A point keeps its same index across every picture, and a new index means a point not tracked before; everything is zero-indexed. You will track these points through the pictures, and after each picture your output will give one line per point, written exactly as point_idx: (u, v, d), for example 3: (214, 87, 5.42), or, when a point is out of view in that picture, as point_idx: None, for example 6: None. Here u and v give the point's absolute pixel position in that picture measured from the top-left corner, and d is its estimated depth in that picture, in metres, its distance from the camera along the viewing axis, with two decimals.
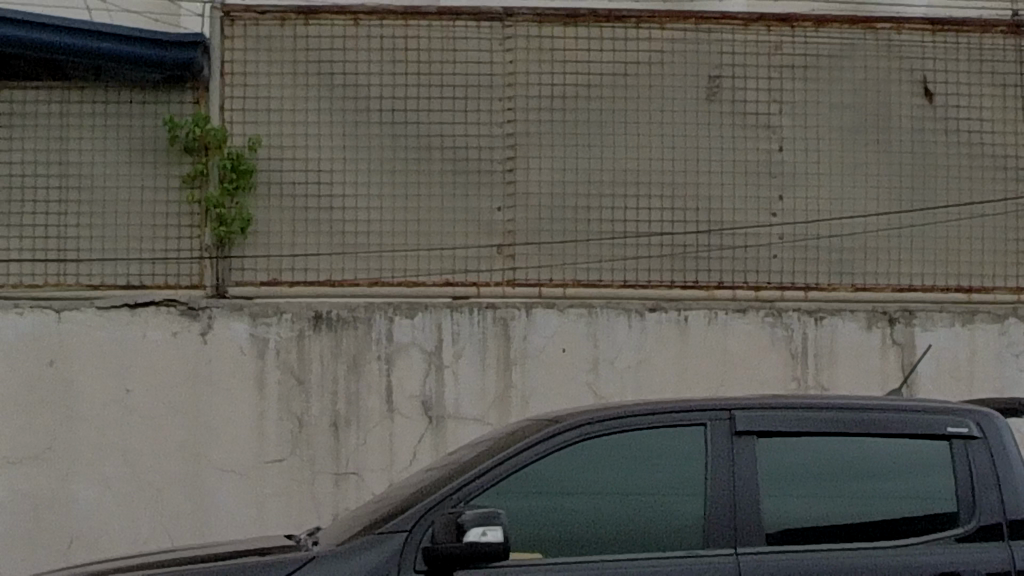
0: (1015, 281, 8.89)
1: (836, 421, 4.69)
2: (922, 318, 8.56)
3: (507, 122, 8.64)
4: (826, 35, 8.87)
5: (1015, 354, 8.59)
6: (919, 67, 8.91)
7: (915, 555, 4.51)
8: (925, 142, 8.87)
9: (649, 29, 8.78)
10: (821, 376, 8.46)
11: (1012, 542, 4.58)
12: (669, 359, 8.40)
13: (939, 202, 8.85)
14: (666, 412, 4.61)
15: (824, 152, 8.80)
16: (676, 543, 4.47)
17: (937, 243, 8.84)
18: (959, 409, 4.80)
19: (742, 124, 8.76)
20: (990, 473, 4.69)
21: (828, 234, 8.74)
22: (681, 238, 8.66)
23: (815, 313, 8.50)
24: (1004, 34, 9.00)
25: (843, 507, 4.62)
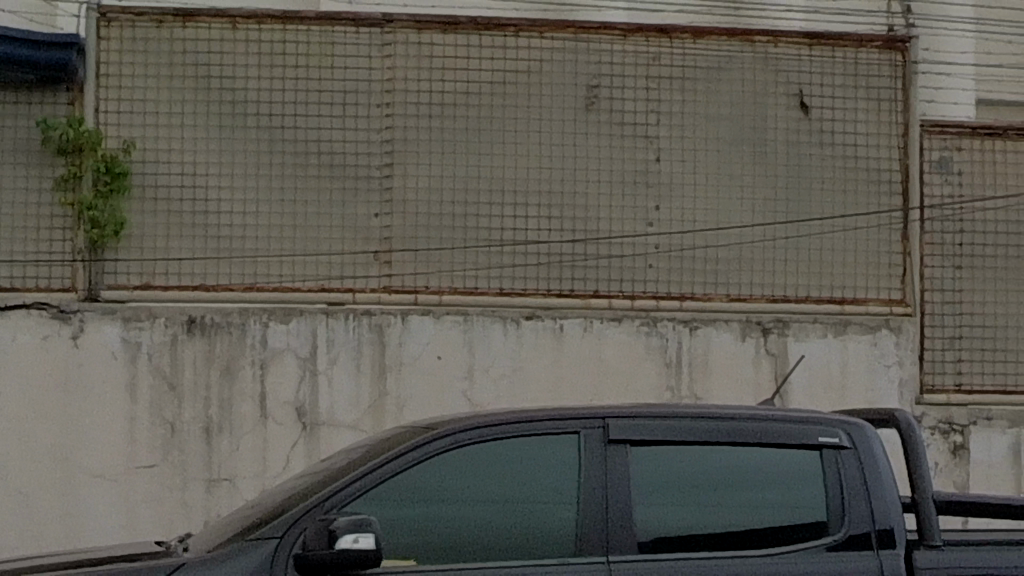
0: (886, 293, 8.95)
1: (707, 431, 4.73)
2: (796, 329, 8.74)
3: (385, 130, 8.62)
4: (703, 47, 8.91)
5: (885, 366, 8.78)
6: (795, 80, 8.96)
7: (779, 564, 4.56)
8: (801, 154, 8.93)
9: (528, 38, 8.76)
10: (695, 387, 8.59)
11: (881, 551, 4.64)
12: (545, 367, 8.48)
13: (813, 213, 8.90)
14: (540, 420, 4.62)
15: (701, 162, 8.84)
16: (549, 551, 4.47)
17: (812, 254, 8.90)
18: (829, 419, 4.86)
19: (619, 134, 8.79)
20: (860, 482, 4.75)
21: (704, 244, 8.79)
22: (557, 247, 8.67)
23: (690, 323, 8.63)
24: (879, 49, 9.06)
25: (713, 517, 4.65)
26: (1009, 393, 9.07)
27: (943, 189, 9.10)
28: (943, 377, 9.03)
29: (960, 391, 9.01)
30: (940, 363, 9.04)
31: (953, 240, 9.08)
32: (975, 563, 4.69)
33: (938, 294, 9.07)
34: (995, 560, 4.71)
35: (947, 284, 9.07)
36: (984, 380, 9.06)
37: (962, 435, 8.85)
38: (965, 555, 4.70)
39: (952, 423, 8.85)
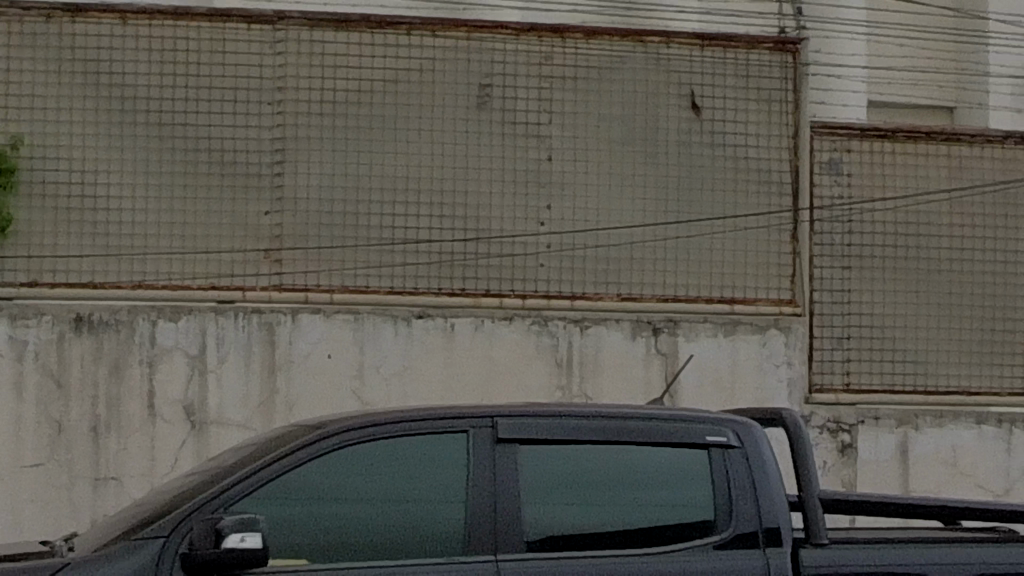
0: (776, 292, 9.01)
1: (596, 430, 4.74)
2: (685, 329, 8.80)
3: (276, 126, 8.58)
4: (595, 47, 8.93)
5: (775, 365, 8.88)
6: (687, 81, 9.00)
7: (665, 564, 4.59)
8: (692, 155, 8.97)
9: (421, 37, 8.73)
10: (585, 386, 8.67)
11: (768, 550, 4.70)
12: (436, 367, 8.53)
13: (704, 214, 8.94)
14: (430, 419, 4.60)
15: (592, 162, 8.86)
16: (436, 551, 4.47)
17: (703, 254, 8.94)
18: (717, 417, 4.89)
19: (512, 133, 8.78)
20: (748, 482, 4.79)
21: (596, 244, 8.81)
22: (448, 245, 8.66)
23: (580, 322, 8.70)
24: (770, 50, 9.13)
25: (601, 516, 4.66)
26: (896, 392, 9.15)
27: (833, 189, 9.16)
28: (831, 376, 9.08)
29: (848, 390, 9.07)
30: (828, 363, 9.09)
31: (842, 242, 9.14)
32: (858, 561, 4.75)
33: (827, 295, 9.12)
34: (878, 558, 4.77)
35: (835, 285, 9.12)
36: (872, 380, 9.13)
37: (850, 434, 8.94)
38: (850, 554, 4.77)
39: (840, 423, 8.94)
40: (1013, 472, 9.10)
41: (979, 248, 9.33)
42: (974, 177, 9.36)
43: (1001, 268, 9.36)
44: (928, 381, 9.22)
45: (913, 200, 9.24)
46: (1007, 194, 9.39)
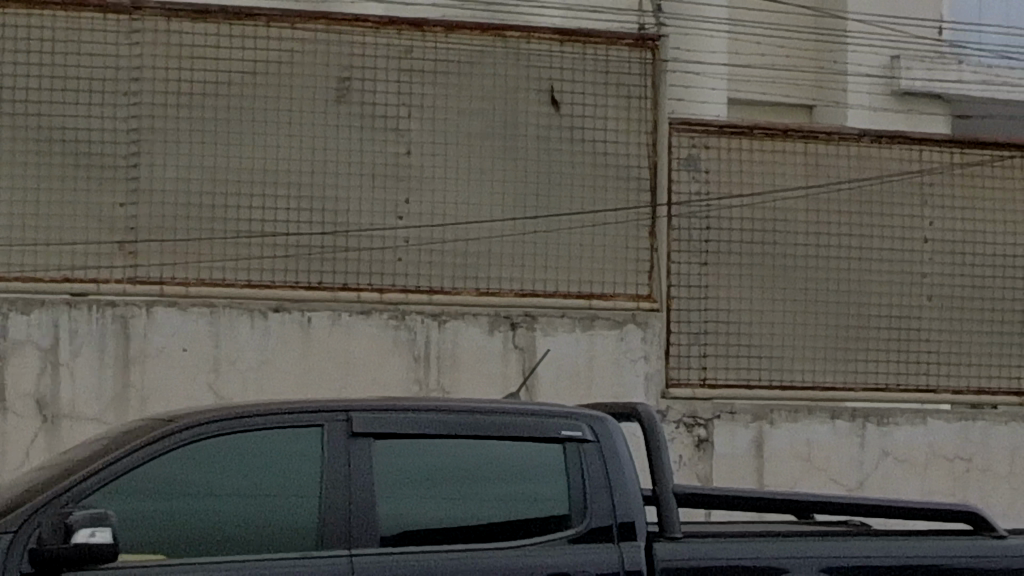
0: (634, 288, 9.07)
1: (452, 424, 4.74)
2: (544, 324, 8.83)
3: (133, 117, 8.50)
4: (456, 41, 8.91)
5: (632, 360, 8.95)
6: (546, 76, 9.01)
7: (520, 557, 4.59)
8: (551, 150, 8.98)
9: (280, 29, 8.67)
10: (443, 380, 8.71)
11: (622, 544, 4.73)
12: (292, 360, 8.51)
13: (563, 209, 8.96)
14: (285, 413, 4.56)
15: (451, 156, 8.85)
16: (290, 545, 4.44)
17: (563, 249, 8.95)
18: (573, 412, 4.92)
19: (371, 126, 8.76)
20: (603, 476, 4.82)
21: (453, 239, 8.80)
22: (306, 239, 8.61)
23: (438, 316, 8.70)
24: (629, 47, 9.17)
25: (457, 510, 4.66)
26: (753, 387, 9.25)
27: (690, 186, 9.20)
28: (688, 371, 9.16)
29: (704, 385, 9.16)
30: (684, 359, 9.15)
31: (700, 238, 9.19)
32: (715, 558, 4.82)
33: (684, 290, 9.18)
34: (731, 555, 4.85)
35: (692, 280, 9.18)
36: (729, 375, 9.22)
37: (706, 428, 9.00)
38: (706, 551, 4.84)
39: (696, 417, 9.00)
40: (865, 465, 9.21)
41: (834, 244, 9.41)
42: (832, 175, 9.43)
43: (856, 263, 9.45)
44: (782, 376, 9.31)
45: (769, 197, 9.30)
46: (862, 191, 9.48)
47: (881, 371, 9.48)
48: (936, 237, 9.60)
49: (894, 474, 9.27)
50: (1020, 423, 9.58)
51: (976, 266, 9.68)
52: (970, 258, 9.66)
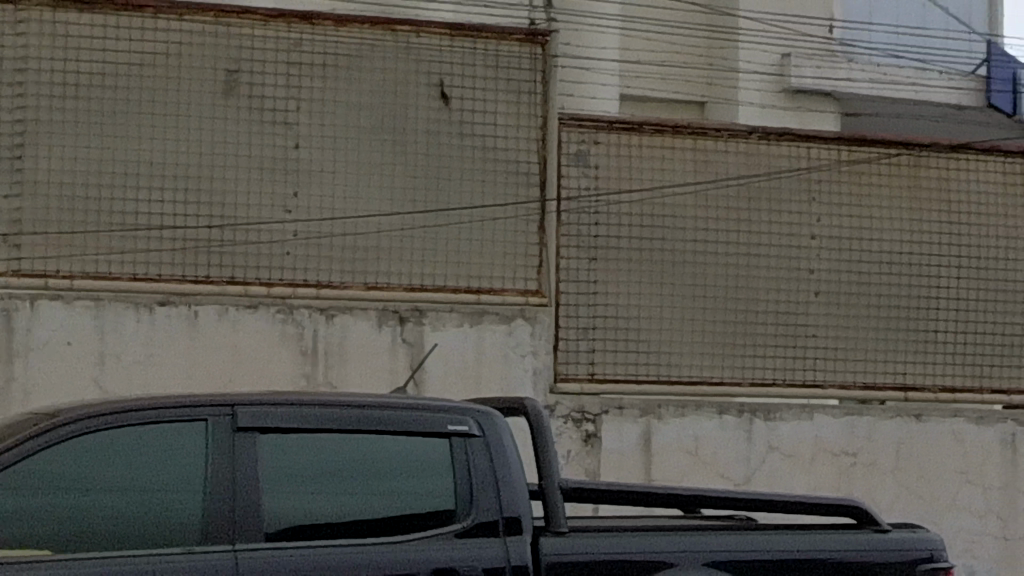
0: (522, 283, 9.09)
1: (339, 418, 4.71)
2: (432, 318, 8.82)
3: (18, 107, 8.41)
4: (345, 35, 8.89)
5: (521, 355, 8.96)
6: (435, 70, 9.01)
7: (406, 553, 4.60)
8: (440, 144, 8.98)
9: (167, 21, 8.62)
10: (330, 374, 8.65)
11: (508, 539, 4.77)
12: (176, 354, 8.43)
13: (453, 203, 8.95)
14: (170, 408, 4.51)
15: (341, 150, 8.82)
16: (173, 540, 4.38)
17: (449, 245, 8.95)
18: (458, 407, 4.94)
19: (259, 120, 8.71)
20: (489, 470, 4.85)
21: (341, 233, 8.77)
22: (192, 233, 8.56)
23: (326, 310, 8.66)
24: (519, 42, 9.18)
25: (343, 506, 4.64)
26: (641, 382, 9.26)
27: (580, 181, 9.23)
28: (577, 366, 9.17)
29: (593, 379, 9.18)
30: (573, 353, 9.16)
31: (588, 233, 9.22)
32: (597, 551, 4.93)
33: (573, 285, 9.18)
34: (613, 548, 4.96)
35: (581, 276, 9.19)
36: (616, 370, 9.23)
37: (594, 424, 9.04)
38: (590, 544, 4.94)
39: (584, 413, 9.03)
40: (752, 461, 9.26)
41: (721, 240, 9.46)
42: (720, 171, 9.49)
43: (744, 260, 9.50)
44: (669, 371, 9.33)
45: (658, 192, 9.33)
46: (750, 188, 9.55)
47: (769, 366, 9.54)
48: (823, 235, 9.67)
49: (781, 468, 9.33)
50: (906, 420, 9.61)
51: (864, 262, 9.74)
52: (858, 255, 9.73)
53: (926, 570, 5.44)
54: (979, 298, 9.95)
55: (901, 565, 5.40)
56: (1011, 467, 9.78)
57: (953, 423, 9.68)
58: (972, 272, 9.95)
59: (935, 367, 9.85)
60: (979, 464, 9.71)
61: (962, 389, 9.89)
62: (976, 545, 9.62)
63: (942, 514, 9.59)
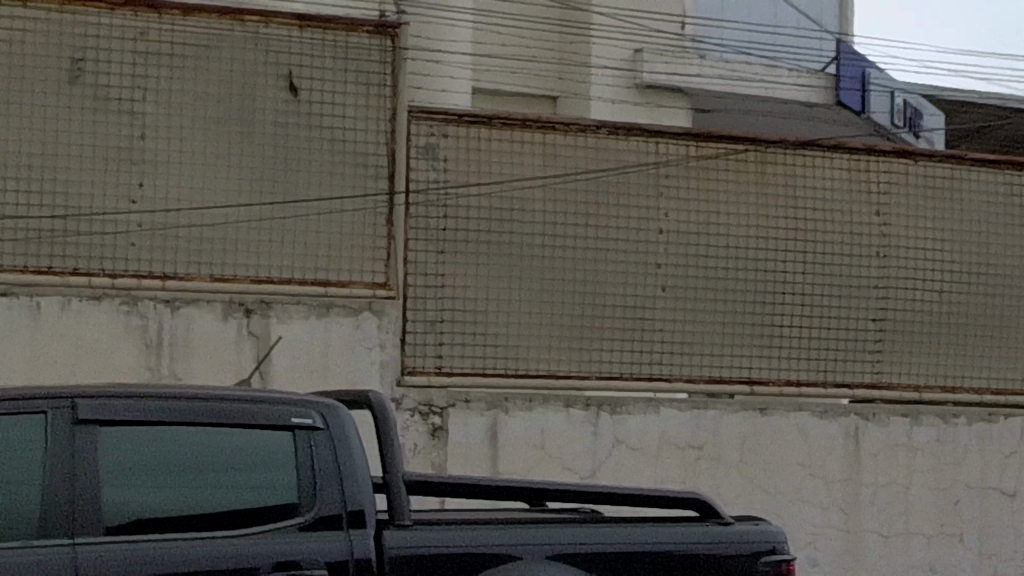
0: (370, 276, 9.06)
1: (180, 411, 4.67)
2: (278, 311, 8.78)
3: None
4: (193, 24, 8.82)
5: (368, 348, 8.95)
6: (284, 61, 8.96)
7: (249, 547, 4.56)
8: (289, 135, 8.92)
9: (12, 7, 8.49)
10: (175, 366, 8.60)
11: (351, 532, 4.75)
12: (19, 347, 8.35)
13: (300, 195, 8.89)
14: (9, 400, 4.47)
15: (187, 141, 8.74)
16: (10, 533, 4.31)
17: (296, 237, 8.89)
18: (302, 399, 4.91)
19: (105, 108, 8.61)
20: (332, 463, 4.83)
21: (187, 224, 8.68)
22: (36, 222, 8.44)
23: (172, 302, 8.61)
24: (369, 34, 9.17)
25: (185, 498, 4.59)
26: (489, 375, 9.26)
27: (429, 174, 9.21)
28: (424, 359, 9.14)
29: (440, 371, 9.15)
30: (420, 346, 9.14)
31: (437, 226, 9.19)
32: (441, 544, 4.94)
33: (421, 279, 9.16)
34: (456, 541, 4.97)
35: (429, 268, 9.17)
36: (464, 362, 9.22)
37: (441, 417, 9.04)
38: (433, 538, 4.94)
39: (431, 406, 9.04)
40: (598, 455, 9.31)
41: (570, 234, 9.49)
42: (568, 166, 9.52)
43: (591, 253, 9.53)
44: (517, 365, 9.35)
45: (506, 185, 9.34)
46: (598, 183, 9.59)
47: (617, 360, 9.57)
48: (670, 229, 9.74)
49: (626, 462, 9.39)
50: (750, 412, 9.73)
51: (710, 258, 9.81)
52: (705, 250, 9.80)
53: (770, 562, 5.53)
54: (824, 293, 10.06)
55: (747, 557, 5.49)
56: (853, 461, 9.95)
57: (799, 418, 9.83)
58: (818, 268, 10.07)
59: (778, 361, 9.95)
60: (822, 456, 9.87)
61: (809, 384, 9.99)
62: (819, 538, 9.77)
63: (787, 508, 9.70)
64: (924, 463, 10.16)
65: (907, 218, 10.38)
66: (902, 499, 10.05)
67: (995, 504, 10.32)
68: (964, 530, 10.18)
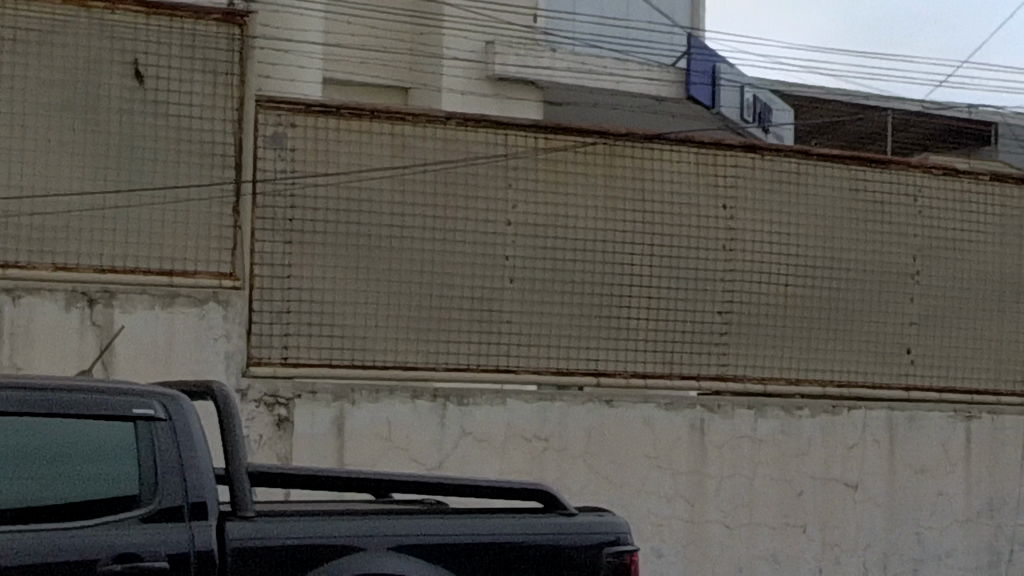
0: (216, 266, 8.97)
1: (26, 402, 4.57)
2: (122, 301, 8.70)
3: None
4: (37, 9, 8.69)
5: (213, 338, 8.90)
6: (130, 48, 8.85)
7: (92, 538, 4.52)
8: (135, 124, 8.83)
9: None
10: (16, 357, 8.49)
11: (193, 523, 4.74)
12: None
13: (148, 182, 8.81)
14: None
15: (32, 128, 8.60)
16: None
17: (142, 226, 8.80)
18: (143, 389, 4.87)
19: None
20: (175, 454, 4.81)
21: (31, 212, 8.54)
22: None
23: (13, 291, 8.49)
24: (217, 22, 9.07)
25: (31, 491, 4.51)
26: (335, 366, 9.24)
27: (276, 164, 9.18)
28: (270, 350, 9.09)
29: (286, 363, 9.11)
30: (266, 338, 9.09)
31: (284, 215, 9.15)
32: (283, 536, 4.91)
33: (268, 270, 9.10)
34: (298, 533, 4.95)
35: (276, 259, 9.12)
36: (310, 353, 9.19)
37: (287, 408, 9.02)
38: (275, 530, 4.91)
39: (277, 397, 9.00)
40: (444, 446, 9.32)
41: (418, 225, 9.47)
42: (416, 157, 9.51)
43: (439, 245, 9.52)
44: (366, 356, 9.32)
45: (354, 176, 9.31)
46: (447, 174, 9.58)
47: (464, 351, 9.58)
48: (519, 221, 9.74)
49: (472, 454, 9.41)
50: (598, 404, 9.77)
51: (559, 251, 9.84)
52: (553, 241, 9.83)
53: (614, 553, 5.59)
54: (670, 285, 10.12)
55: (589, 548, 5.55)
56: (698, 452, 10.04)
57: (643, 410, 9.89)
58: (664, 261, 10.13)
59: (626, 353, 9.99)
60: (666, 448, 9.94)
61: (655, 376, 10.06)
62: (664, 528, 9.86)
63: (631, 499, 9.78)
64: (769, 453, 10.27)
65: (754, 212, 10.46)
66: (746, 490, 10.16)
67: (839, 495, 10.46)
68: (806, 520, 10.31)
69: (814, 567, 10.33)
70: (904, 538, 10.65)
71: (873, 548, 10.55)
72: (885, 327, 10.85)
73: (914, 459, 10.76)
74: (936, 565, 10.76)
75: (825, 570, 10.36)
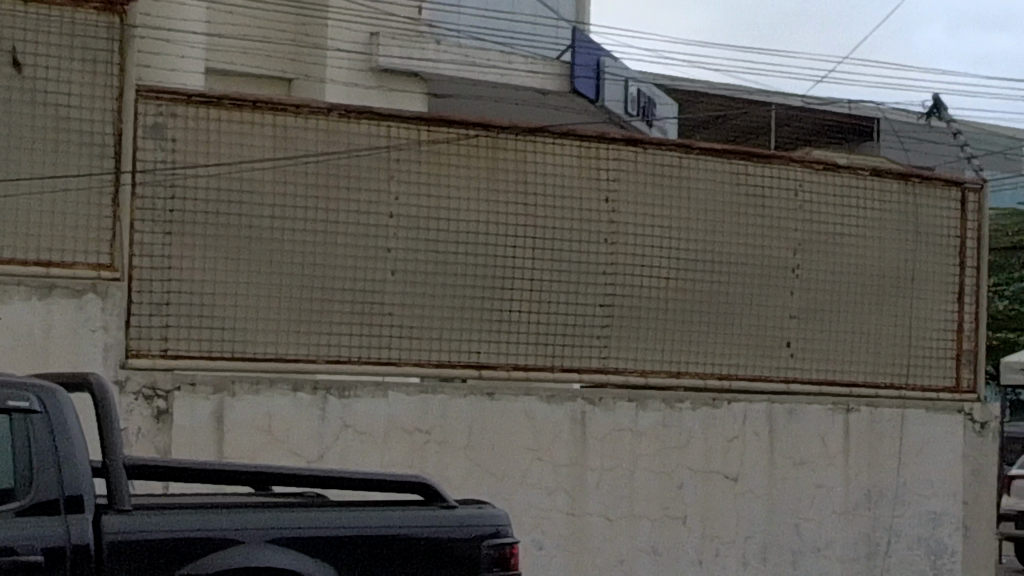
0: (94, 257, 8.88)
1: None
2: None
3: None
4: None
5: (91, 329, 8.82)
6: (8, 37, 8.69)
7: None
8: (12, 112, 8.66)
9: None
10: None
11: (68, 516, 4.78)
12: None
13: (24, 172, 8.67)
14: None
15: None
16: None
17: (17, 216, 8.65)
18: (19, 381, 4.86)
19: None
20: (50, 448, 4.83)
21: None
22: None
23: None
24: (97, 11, 8.99)
25: None
26: (213, 358, 9.18)
27: (156, 154, 9.11)
28: (149, 342, 9.05)
29: (165, 356, 9.07)
30: (145, 329, 9.04)
31: (165, 206, 9.08)
32: (159, 528, 4.94)
33: (145, 262, 9.02)
34: (174, 526, 4.98)
35: (156, 250, 9.05)
36: (188, 345, 9.13)
37: (165, 401, 8.98)
38: (151, 523, 4.94)
39: (155, 389, 8.96)
40: (324, 438, 9.29)
41: (299, 217, 9.42)
42: (298, 149, 9.46)
43: (321, 238, 9.47)
44: (244, 348, 9.28)
45: (235, 167, 9.25)
46: (329, 166, 9.53)
47: (344, 343, 9.56)
48: (401, 213, 9.71)
49: (352, 446, 9.38)
50: (478, 397, 9.77)
51: (441, 243, 9.82)
52: (435, 234, 9.81)
53: (493, 546, 5.65)
54: (552, 278, 10.14)
55: (469, 541, 5.60)
56: (578, 444, 10.06)
57: (524, 402, 9.90)
58: (546, 254, 10.14)
59: (507, 346, 10.00)
60: (547, 441, 9.95)
61: (536, 369, 10.08)
62: (544, 520, 9.89)
63: (512, 491, 9.80)
64: (649, 446, 10.32)
65: (636, 205, 10.48)
66: (627, 483, 10.21)
67: (717, 486, 10.53)
68: (686, 512, 10.39)
69: (693, 560, 10.40)
70: (783, 530, 10.74)
71: (752, 539, 10.64)
72: (765, 320, 10.92)
73: (793, 452, 10.85)
74: (814, 557, 10.86)
75: (704, 562, 10.44)
